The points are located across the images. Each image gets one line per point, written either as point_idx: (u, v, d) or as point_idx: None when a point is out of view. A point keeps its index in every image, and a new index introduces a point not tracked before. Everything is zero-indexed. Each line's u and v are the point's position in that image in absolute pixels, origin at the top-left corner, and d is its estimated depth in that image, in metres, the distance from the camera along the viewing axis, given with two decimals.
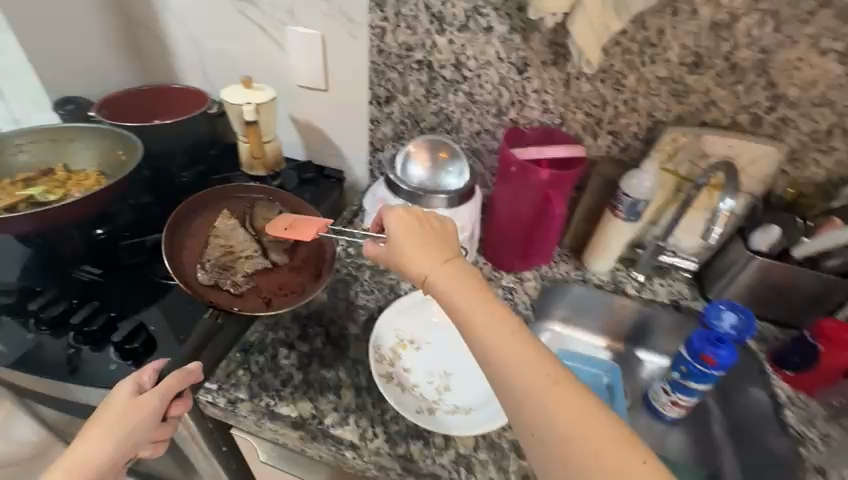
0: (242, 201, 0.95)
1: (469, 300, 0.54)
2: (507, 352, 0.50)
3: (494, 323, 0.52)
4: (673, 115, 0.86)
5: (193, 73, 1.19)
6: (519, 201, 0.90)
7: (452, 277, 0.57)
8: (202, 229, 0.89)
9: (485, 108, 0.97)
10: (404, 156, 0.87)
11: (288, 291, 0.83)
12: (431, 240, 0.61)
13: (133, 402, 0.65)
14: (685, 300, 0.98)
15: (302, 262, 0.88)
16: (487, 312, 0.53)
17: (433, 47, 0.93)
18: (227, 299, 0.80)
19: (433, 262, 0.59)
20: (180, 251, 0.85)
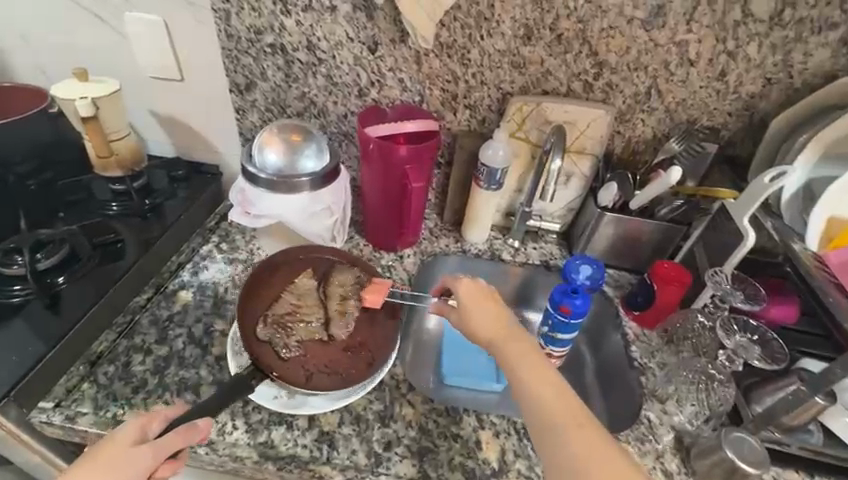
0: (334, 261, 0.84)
1: (529, 362, 0.59)
2: (554, 412, 0.53)
3: (555, 395, 0.55)
4: (517, 86, 0.91)
5: (25, 69, 1.06)
6: (382, 180, 0.91)
7: (514, 342, 0.61)
8: (283, 279, 0.80)
9: (346, 90, 0.97)
10: (265, 147, 0.83)
11: (333, 370, 0.73)
12: (495, 306, 0.67)
13: (121, 454, 0.52)
14: (554, 259, 1.06)
15: (367, 335, 0.78)
16: (544, 374, 0.57)
17: (282, 29, 0.91)
18: (278, 358, 0.71)
19: (500, 323, 0.64)
20: (254, 302, 0.76)
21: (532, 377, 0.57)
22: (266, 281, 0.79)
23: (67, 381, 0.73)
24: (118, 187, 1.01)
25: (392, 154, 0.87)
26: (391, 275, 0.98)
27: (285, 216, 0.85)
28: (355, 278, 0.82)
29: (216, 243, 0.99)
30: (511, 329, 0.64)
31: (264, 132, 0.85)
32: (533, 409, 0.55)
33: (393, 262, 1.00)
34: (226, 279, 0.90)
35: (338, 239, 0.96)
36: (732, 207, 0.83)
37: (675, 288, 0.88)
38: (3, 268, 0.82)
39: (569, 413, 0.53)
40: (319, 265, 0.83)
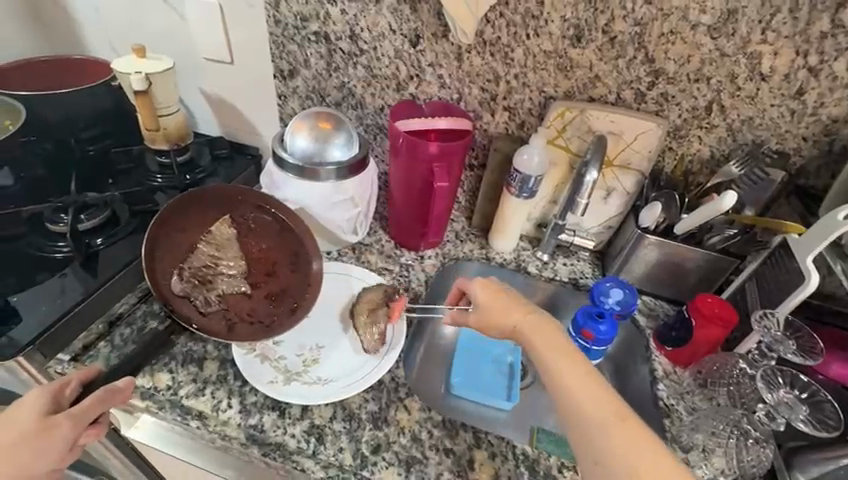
0: (250, 206, 0.84)
1: (561, 353, 0.58)
2: (587, 398, 0.54)
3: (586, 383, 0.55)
4: (561, 91, 0.85)
5: (98, 43, 1.15)
6: (409, 175, 0.89)
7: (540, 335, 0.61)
8: (200, 229, 0.81)
9: (385, 83, 0.95)
10: (306, 133, 0.83)
11: (255, 319, 0.75)
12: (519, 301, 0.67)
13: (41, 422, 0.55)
14: (585, 278, 0.98)
15: (290, 277, 0.80)
16: (569, 362, 0.57)
17: (327, 18, 0.91)
18: (196, 308, 0.74)
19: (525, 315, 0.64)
20: (172, 254, 0.77)
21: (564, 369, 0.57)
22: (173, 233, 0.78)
23: (86, 337, 0.77)
24: (163, 159, 1.06)
25: (420, 150, 0.84)
26: (409, 274, 0.95)
27: (309, 203, 0.85)
28: (277, 224, 0.83)
29: None
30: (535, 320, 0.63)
31: (302, 118, 0.84)
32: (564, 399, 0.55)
33: (413, 261, 0.97)
34: None
35: (358, 232, 0.95)
36: (796, 244, 0.73)
37: (718, 329, 0.79)
38: (51, 224, 0.87)
39: (601, 404, 0.54)
40: (240, 214, 0.84)
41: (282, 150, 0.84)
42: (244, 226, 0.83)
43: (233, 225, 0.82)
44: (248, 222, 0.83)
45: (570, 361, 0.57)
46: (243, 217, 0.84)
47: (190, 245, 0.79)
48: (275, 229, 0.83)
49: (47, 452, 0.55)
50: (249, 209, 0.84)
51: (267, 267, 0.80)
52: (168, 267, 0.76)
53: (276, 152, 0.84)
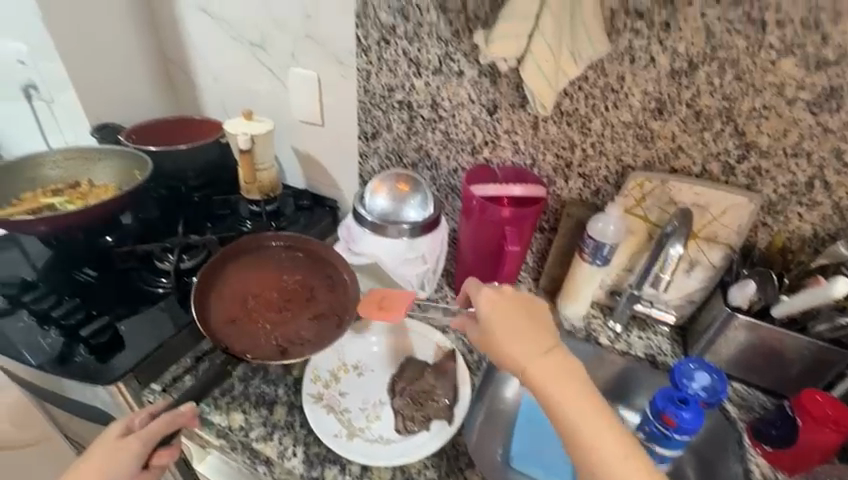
0: (275, 247, 0.91)
1: (577, 396, 0.58)
2: (572, 411, 0.57)
3: (573, 394, 0.58)
4: (641, 161, 0.85)
5: (213, 107, 1.34)
6: (479, 235, 0.90)
7: (546, 358, 0.61)
8: (237, 278, 0.86)
9: (461, 147, 1.01)
10: (393, 195, 0.89)
11: (304, 340, 0.79)
12: (529, 325, 0.64)
13: (119, 445, 0.63)
14: (662, 355, 0.93)
15: (329, 298, 0.85)
16: (562, 374, 0.59)
17: (412, 89, 0.99)
18: (250, 341, 0.78)
19: (531, 340, 0.63)
20: (218, 303, 0.82)
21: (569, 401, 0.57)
22: (212, 287, 0.83)
23: (175, 370, 0.84)
24: (254, 208, 1.19)
25: (492, 212, 0.86)
26: None
27: (382, 259, 0.88)
28: (311, 257, 0.90)
29: None
30: (552, 355, 0.62)
31: (387, 180, 0.90)
32: (584, 446, 0.56)
33: None
34: None
35: (425, 289, 0.97)
36: None
37: (832, 434, 0.68)
38: (158, 262, 0.98)
39: (623, 452, 0.55)
40: (267, 256, 0.90)
41: (368, 212, 0.90)
42: (277, 265, 0.89)
43: (266, 266, 0.88)
44: (279, 260, 0.89)
45: (587, 402, 0.57)
46: (273, 257, 0.90)
47: (232, 294, 0.83)
48: (305, 262, 0.89)
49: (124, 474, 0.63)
50: (272, 248, 0.91)
51: (306, 292, 0.86)
52: (217, 314, 0.80)
53: (363, 212, 0.90)
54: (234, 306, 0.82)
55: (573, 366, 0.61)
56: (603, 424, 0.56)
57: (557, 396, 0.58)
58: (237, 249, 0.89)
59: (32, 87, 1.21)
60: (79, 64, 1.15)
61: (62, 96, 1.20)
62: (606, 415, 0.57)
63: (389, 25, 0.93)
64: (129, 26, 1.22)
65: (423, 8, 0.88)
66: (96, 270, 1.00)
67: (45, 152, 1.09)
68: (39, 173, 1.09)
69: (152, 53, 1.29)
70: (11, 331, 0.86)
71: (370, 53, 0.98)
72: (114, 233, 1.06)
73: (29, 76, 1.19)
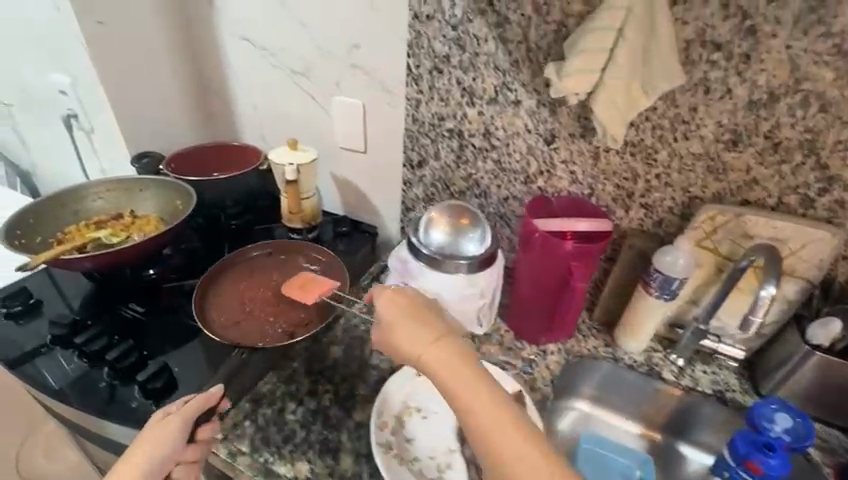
0: (257, 255, 0.99)
1: (468, 383, 0.56)
2: (470, 401, 0.55)
3: (471, 385, 0.56)
4: (711, 192, 0.82)
5: (251, 133, 1.33)
6: (541, 270, 0.88)
7: (445, 352, 0.59)
8: (231, 291, 0.92)
9: (513, 176, 0.99)
10: (454, 228, 0.86)
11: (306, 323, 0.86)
12: (427, 321, 0.63)
13: (158, 429, 0.64)
14: (732, 392, 0.89)
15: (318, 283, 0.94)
16: (458, 366, 0.58)
17: (463, 117, 0.97)
18: (257, 332, 0.84)
19: (428, 334, 0.61)
20: (220, 314, 0.88)
21: (459, 389, 0.56)
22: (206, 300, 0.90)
23: (235, 416, 0.77)
24: (296, 237, 1.17)
25: (556, 246, 0.83)
26: (533, 372, 0.90)
27: (441, 295, 0.86)
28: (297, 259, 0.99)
29: None
30: (442, 344, 0.61)
31: (447, 213, 0.87)
32: (482, 435, 0.54)
33: (535, 356, 0.93)
34: None
35: (480, 325, 0.91)
36: None
37: None
38: None
39: (519, 436, 0.53)
40: (252, 266, 0.97)
41: (428, 246, 0.87)
42: (264, 271, 0.97)
43: (255, 274, 0.96)
44: (266, 268, 0.97)
45: (480, 389, 0.55)
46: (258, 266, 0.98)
47: (230, 303, 0.90)
48: (290, 264, 0.98)
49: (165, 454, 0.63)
50: (257, 255, 0.99)
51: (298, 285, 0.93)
52: (221, 321, 0.86)
53: (421, 246, 0.87)
54: (236, 312, 0.88)
55: (466, 353, 0.60)
56: (502, 413, 0.54)
57: (453, 389, 0.56)
58: (224, 266, 0.96)
59: (72, 117, 1.20)
60: (121, 94, 1.14)
61: (101, 126, 1.19)
62: (506, 404, 0.55)
63: (443, 55, 0.91)
64: (169, 56, 1.21)
65: (481, 38, 0.86)
66: (143, 305, 0.97)
67: (89, 183, 1.08)
68: (82, 205, 1.07)
69: (190, 81, 1.29)
70: (58, 372, 0.81)
71: (421, 82, 0.97)
72: (156, 266, 1.03)
73: (70, 107, 1.18)
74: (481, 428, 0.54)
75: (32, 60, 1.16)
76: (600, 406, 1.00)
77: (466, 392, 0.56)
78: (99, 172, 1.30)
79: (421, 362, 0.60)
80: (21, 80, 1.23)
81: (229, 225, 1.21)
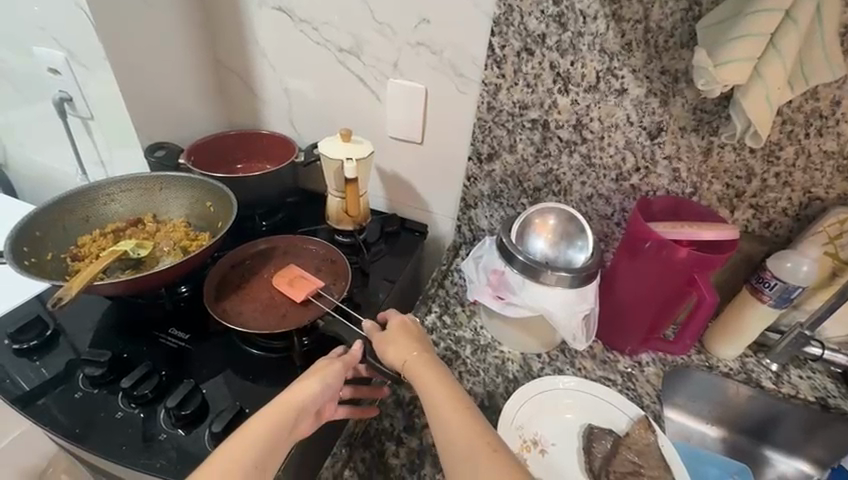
0: (229, 262, 0.88)
1: (439, 383, 0.60)
2: (440, 402, 0.58)
3: (448, 391, 0.59)
4: (833, 193, 0.77)
5: (277, 119, 1.16)
6: (650, 280, 0.80)
7: (426, 360, 0.63)
8: (242, 304, 0.81)
9: (602, 172, 0.89)
10: (562, 236, 0.78)
11: (332, 288, 0.86)
12: (419, 332, 0.68)
13: (321, 367, 0.65)
14: (834, 398, 0.86)
15: (290, 256, 0.92)
16: (442, 373, 0.61)
17: (553, 106, 0.86)
18: (304, 309, 0.81)
19: (414, 345, 0.66)
20: (258, 319, 0.79)
21: (437, 393, 0.58)
22: (239, 325, 0.77)
23: (331, 465, 0.67)
24: (346, 240, 1.04)
25: (671, 256, 0.76)
26: (635, 388, 0.84)
27: (550, 311, 0.76)
28: (270, 251, 0.92)
29: (439, 315, 0.93)
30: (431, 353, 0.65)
31: (555, 218, 0.79)
32: (441, 431, 0.56)
33: (632, 369, 0.87)
34: (457, 358, 0.85)
35: (584, 340, 0.83)
36: None
37: None
38: None
39: (485, 444, 0.53)
40: (235, 279, 0.86)
41: (528, 256, 0.78)
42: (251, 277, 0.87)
43: (246, 280, 0.86)
44: (249, 275, 0.87)
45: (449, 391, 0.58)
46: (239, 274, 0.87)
47: (254, 310, 0.81)
48: (270, 258, 0.91)
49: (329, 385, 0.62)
50: (229, 262, 0.88)
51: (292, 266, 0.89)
52: (267, 322, 0.78)
53: (521, 256, 0.77)
54: (269, 313, 0.80)
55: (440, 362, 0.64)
56: (462, 410, 0.56)
57: (433, 394, 0.59)
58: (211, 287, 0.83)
59: (67, 102, 1.00)
60: (131, 73, 0.95)
61: (103, 112, 0.99)
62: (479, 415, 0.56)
63: (538, 34, 0.79)
64: (181, 25, 1.02)
65: (589, 15, 0.74)
66: (186, 331, 0.82)
67: (99, 184, 0.90)
68: (92, 210, 0.90)
69: (204, 57, 1.10)
70: (103, 424, 0.68)
71: (505, 65, 0.84)
72: (190, 282, 0.89)
73: (64, 89, 0.98)
74: (449, 432, 0.55)
75: (13, 30, 0.94)
76: (691, 413, 0.95)
77: (439, 394, 0.58)
78: (96, 165, 1.10)
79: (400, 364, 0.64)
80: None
81: (262, 228, 1.06)
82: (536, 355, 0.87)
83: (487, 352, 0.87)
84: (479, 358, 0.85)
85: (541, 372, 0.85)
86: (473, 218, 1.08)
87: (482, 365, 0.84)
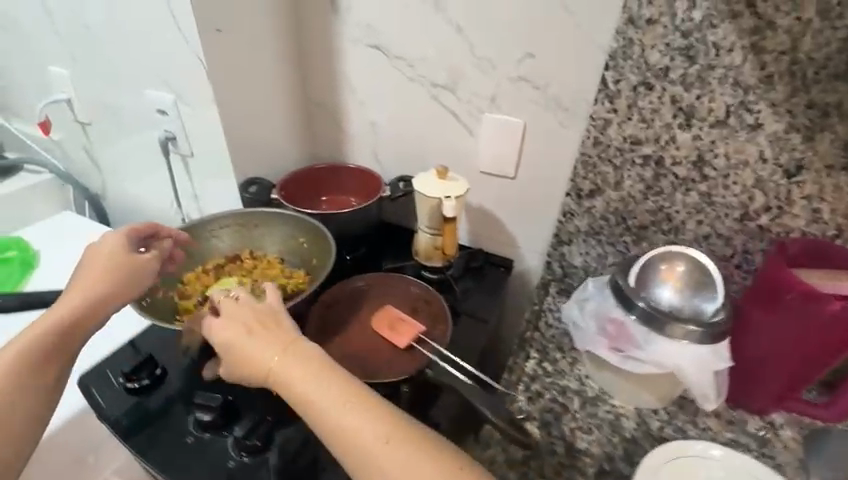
0: (327, 303, 0.86)
1: (325, 399, 0.59)
2: (338, 406, 0.59)
3: (320, 388, 0.60)
4: None
5: (361, 152, 1.16)
6: (792, 338, 0.72)
7: (295, 362, 0.62)
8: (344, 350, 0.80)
9: (723, 211, 0.82)
10: (692, 282, 0.72)
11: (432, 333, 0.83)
12: (261, 325, 0.67)
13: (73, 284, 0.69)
14: None
15: (385, 294, 0.89)
16: (311, 369, 0.62)
17: (671, 142, 0.80)
18: (408, 357, 0.78)
19: (291, 354, 0.64)
20: (362, 366, 0.77)
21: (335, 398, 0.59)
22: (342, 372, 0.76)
23: None
24: (434, 276, 1.01)
25: (819, 309, 0.68)
26: (773, 455, 0.75)
27: (681, 367, 0.70)
28: (362, 290, 0.89)
29: (539, 361, 0.87)
30: (291, 350, 0.64)
31: (683, 261, 0.73)
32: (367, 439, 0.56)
33: (766, 432, 0.78)
34: (567, 411, 0.79)
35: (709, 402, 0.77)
36: None
37: None
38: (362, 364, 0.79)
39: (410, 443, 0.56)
40: (333, 322, 0.84)
41: (650, 303, 0.72)
42: (348, 320, 0.85)
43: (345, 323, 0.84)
44: (347, 318, 0.85)
45: (334, 393, 0.59)
46: (336, 317, 0.85)
47: (357, 356, 0.79)
48: (364, 298, 0.88)
49: (83, 304, 0.67)
50: (326, 304, 0.86)
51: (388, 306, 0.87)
52: (373, 371, 0.76)
53: (642, 303, 0.72)
54: (372, 359, 0.78)
55: (316, 359, 0.63)
56: (369, 413, 0.58)
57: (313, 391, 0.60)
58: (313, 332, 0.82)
59: (171, 140, 1.04)
60: (235, 112, 0.98)
61: (204, 149, 1.02)
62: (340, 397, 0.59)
63: (660, 67, 0.74)
64: (278, 65, 1.05)
65: (724, 47, 0.70)
66: None
67: (202, 221, 0.92)
68: (195, 246, 0.92)
69: (295, 93, 1.12)
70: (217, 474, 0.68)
71: (618, 99, 0.80)
72: None
73: (169, 128, 1.02)
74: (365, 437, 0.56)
75: (127, 75, 1.00)
76: None
77: (314, 392, 0.60)
78: (190, 198, 1.14)
79: (272, 376, 0.63)
80: (107, 97, 1.07)
81: (348, 264, 1.04)
82: (652, 411, 0.80)
83: (597, 406, 0.80)
84: (590, 413, 0.79)
85: (662, 431, 0.77)
86: (565, 254, 1.01)
87: (595, 421, 0.77)
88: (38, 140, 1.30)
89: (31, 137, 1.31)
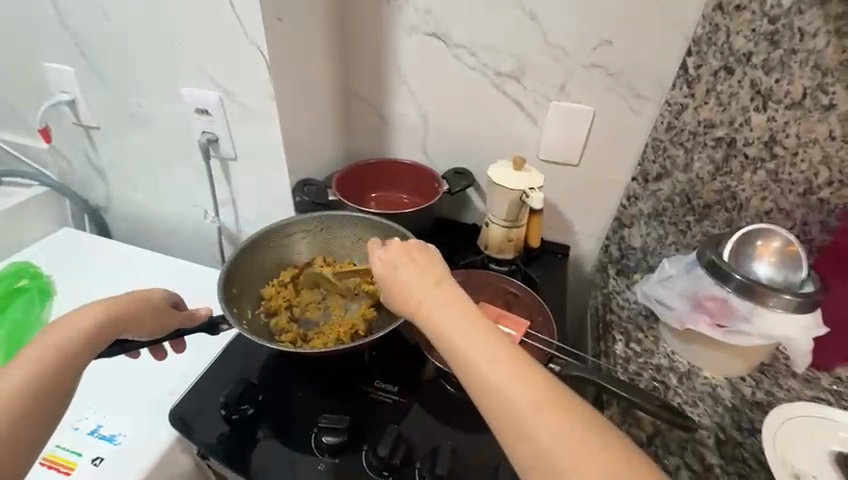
0: None
1: (484, 357, 0.48)
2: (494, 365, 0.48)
3: (479, 344, 0.49)
4: None
5: (407, 145, 1.11)
6: None
7: (450, 306, 0.53)
8: None
9: (788, 187, 0.87)
10: (788, 256, 0.76)
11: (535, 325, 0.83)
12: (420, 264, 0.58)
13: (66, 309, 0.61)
14: None
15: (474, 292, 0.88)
16: (467, 323, 0.51)
17: (745, 124, 0.84)
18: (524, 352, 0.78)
19: (447, 295, 0.54)
20: None
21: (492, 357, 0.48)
22: None
23: None
24: (504, 269, 1.00)
25: None
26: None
27: (782, 335, 0.75)
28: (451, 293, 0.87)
29: (627, 343, 0.90)
30: (448, 294, 0.54)
31: (775, 236, 0.77)
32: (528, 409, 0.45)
33: (839, 386, 0.85)
34: (668, 388, 0.83)
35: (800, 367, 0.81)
36: None
37: None
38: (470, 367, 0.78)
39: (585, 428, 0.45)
40: None
41: (745, 277, 0.77)
42: None
43: None
44: None
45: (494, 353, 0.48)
46: None
47: None
48: None
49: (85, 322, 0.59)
50: None
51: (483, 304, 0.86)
52: None
53: (737, 275, 0.76)
54: None
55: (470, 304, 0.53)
56: (533, 381, 0.47)
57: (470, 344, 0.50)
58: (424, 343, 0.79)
59: (211, 143, 0.94)
60: (291, 109, 0.90)
61: (251, 150, 0.93)
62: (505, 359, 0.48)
63: (743, 52, 0.78)
64: (324, 55, 0.97)
65: (808, 33, 0.74)
66: (395, 383, 0.77)
67: (272, 230, 0.85)
68: (266, 259, 0.85)
69: (336, 85, 1.05)
70: None
71: (697, 85, 0.83)
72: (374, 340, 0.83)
73: (211, 130, 0.93)
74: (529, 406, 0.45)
75: (160, 71, 0.89)
76: None
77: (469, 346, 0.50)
78: (228, 205, 1.04)
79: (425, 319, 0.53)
80: (128, 96, 0.95)
81: None
82: (741, 379, 0.85)
83: (694, 379, 0.84)
84: (690, 387, 0.83)
85: (755, 397, 0.82)
86: (626, 237, 1.03)
87: (698, 395, 0.81)
88: (25, 148, 1.13)
89: (15, 146, 1.14)
